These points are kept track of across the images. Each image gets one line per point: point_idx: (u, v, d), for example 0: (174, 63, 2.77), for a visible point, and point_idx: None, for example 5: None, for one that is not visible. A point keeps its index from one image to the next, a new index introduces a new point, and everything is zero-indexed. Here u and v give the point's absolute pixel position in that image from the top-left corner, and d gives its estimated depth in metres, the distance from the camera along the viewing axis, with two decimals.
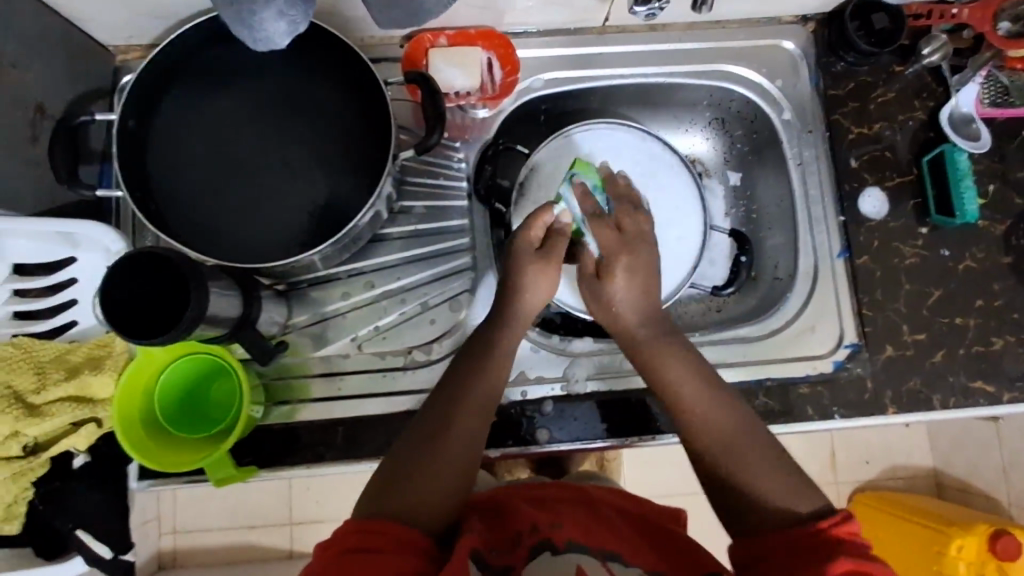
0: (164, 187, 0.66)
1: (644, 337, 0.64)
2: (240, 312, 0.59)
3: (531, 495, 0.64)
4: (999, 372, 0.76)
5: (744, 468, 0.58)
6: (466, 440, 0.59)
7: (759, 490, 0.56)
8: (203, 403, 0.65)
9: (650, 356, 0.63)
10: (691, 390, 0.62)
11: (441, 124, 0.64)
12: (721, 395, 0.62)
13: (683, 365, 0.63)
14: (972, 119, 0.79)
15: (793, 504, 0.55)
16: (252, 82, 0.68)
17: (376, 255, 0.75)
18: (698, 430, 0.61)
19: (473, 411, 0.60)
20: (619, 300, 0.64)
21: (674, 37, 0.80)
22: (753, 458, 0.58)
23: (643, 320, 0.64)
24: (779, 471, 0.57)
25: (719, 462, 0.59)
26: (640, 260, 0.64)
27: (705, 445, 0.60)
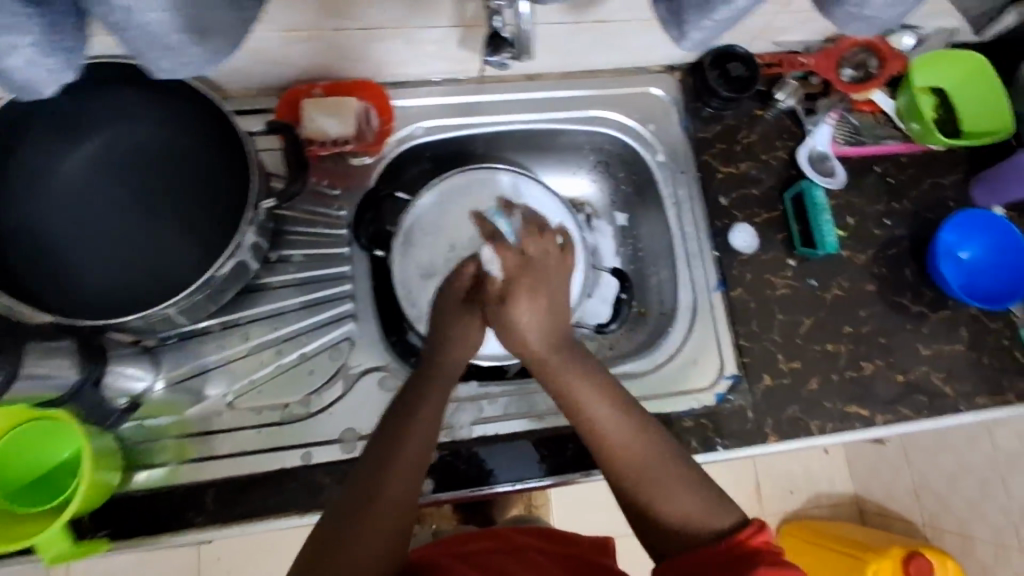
0: (15, 244, 0.64)
1: (551, 358, 0.61)
2: (76, 377, 0.56)
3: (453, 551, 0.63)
4: (872, 395, 0.79)
5: (672, 491, 0.57)
6: (407, 486, 0.56)
7: (680, 521, 0.57)
8: (49, 472, 0.60)
9: (559, 372, 0.61)
10: (610, 422, 0.59)
11: (305, 174, 0.65)
12: (636, 418, 0.60)
13: (593, 384, 0.60)
14: (827, 157, 0.85)
15: (714, 523, 0.56)
16: (116, 134, 0.67)
17: (253, 306, 0.73)
18: (615, 455, 0.59)
19: (413, 457, 0.57)
20: (525, 326, 0.61)
21: (551, 85, 0.84)
22: (675, 484, 0.58)
23: (552, 342, 0.62)
24: (701, 495, 0.57)
25: (637, 492, 0.58)
26: (541, 291, 0.62)
27: (619, 468, 0.59)
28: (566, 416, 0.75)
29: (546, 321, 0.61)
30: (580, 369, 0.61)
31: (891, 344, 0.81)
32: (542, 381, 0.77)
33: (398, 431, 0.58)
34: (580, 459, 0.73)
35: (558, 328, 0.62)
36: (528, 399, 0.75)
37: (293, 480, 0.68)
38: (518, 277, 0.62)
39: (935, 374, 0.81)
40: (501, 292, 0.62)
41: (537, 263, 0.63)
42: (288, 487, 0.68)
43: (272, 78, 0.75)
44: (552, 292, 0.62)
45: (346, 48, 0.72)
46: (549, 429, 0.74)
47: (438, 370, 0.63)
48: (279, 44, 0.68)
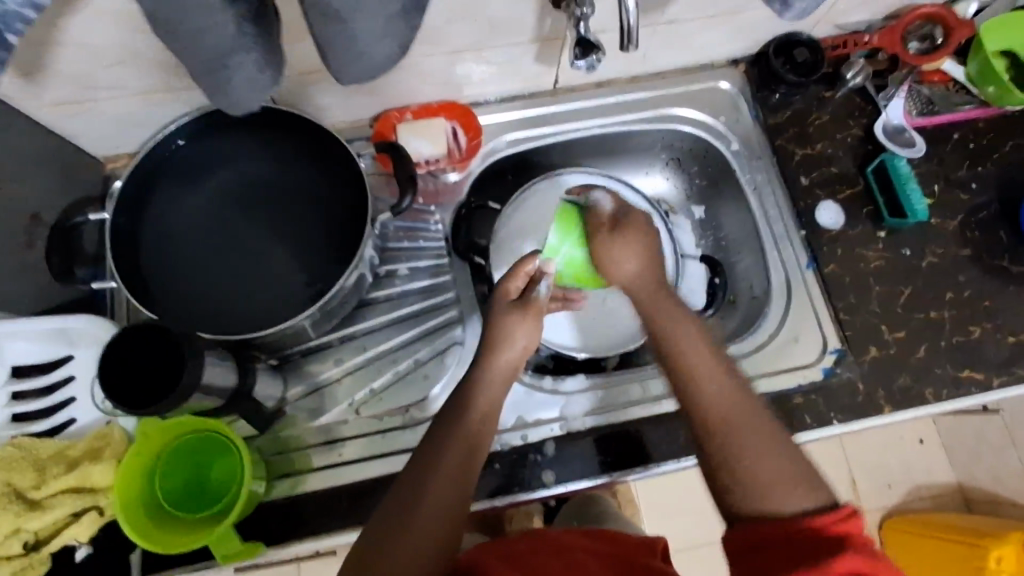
0: (157, 278, 0.70)
1: (656, 308, 0.67)
2: (235, 385, 0.61)
3: (501, 552, 0.59)
4: (983, 359, 0.78)
5: (747, 458, 0.57)
6: (459, 481, 0.58)
7: (764, 479, 0.56)
8: (203, 485, 0.65)
9: (666, 317, 0.66)
10: (711, 375, 0.61)
11: (412, 184, 0.69)
12: (736, 377, 0.62)
13: (698, 342, 0.64)
14: (904, 128, 0.86)
15: (796, 497, 0.55)
16: (237, 170, 0.74)
17: (365, 320, 0.78)
18: (706, 404, 0.60)
19: (459, 454, 0.60)
20: (626, 265, 0.70)
21: (621, 89, 0.88)
22: (764, 441, 0.58)
23: (643, 281, 0.70)
24: (788, 460, 0.57)
25: (725, 444, 0.58)
26: (640, 236, 0.71)
27: (710, 418, 0.60)
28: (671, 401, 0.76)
29: (641, 263, 0.70)
30: (683, 315, 0.66)
31: (997, 307, 0.80)
32: (646, 370, 0.79)
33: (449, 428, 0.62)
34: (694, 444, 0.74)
35: (653, 267, 0.70)
36: (629, 388, 0.77)
37: None
38: (608, 227, 0.72)
39: None
40: (601, 251, 0.71)
41: (635, 230, 0.72)
42: None
43: (366, 109, 0.81)
44: (640, 242, 0.71)
45: (434, 73, 0.77)
46: (658, 416, 0.75)
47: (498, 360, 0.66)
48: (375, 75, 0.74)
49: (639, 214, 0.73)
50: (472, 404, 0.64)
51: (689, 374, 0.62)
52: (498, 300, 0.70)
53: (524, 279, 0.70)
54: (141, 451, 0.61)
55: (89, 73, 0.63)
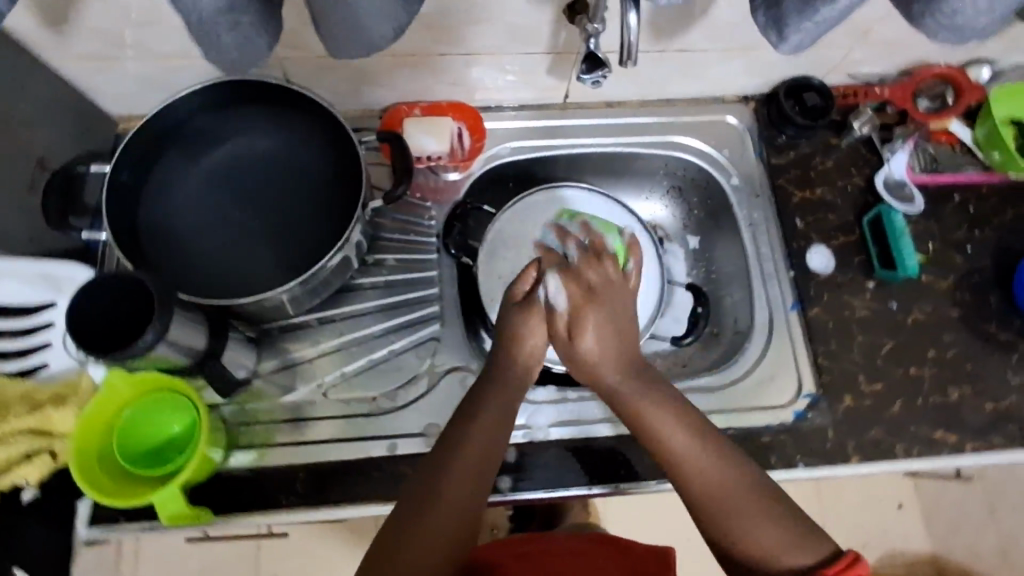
0: (147, 237, 0.71)
1: (623, 382, 0.61)
2: (204, 347, 0.62)
3: (512, 550, 0.63)
4: (959, 422, 0.77)
5: (750, 528, 0.53)
6: (466, 496, 0.54)
7: (765, 547, 0.52)
8: (163, 445, 0.65)
9: (630, 393, 0.60)
10: (688, 450, 0.57)
11: (408, 176, 0.70)
12: (707, 433, 0.58)
13: (665, 409, 0.59)
14: (905, 183, 0.86)
15: (797, 558, 0.51)
16: (240, 142, 0.75)
17: (348, 304, 0.78)
18: (694, 478, 0.56)
19: (474, 458, 0.56)
20: (591, 340, 0.61)
21: (630, 112, 0.89)
22: (751, 505, 0.54)
23: (619, 368, 0.61)
24: (781, 517, 0.53)
25: (720, 517, 0.54)
26: (608, 300, 0.63)
27: (700, 494, 0.55)
28: None
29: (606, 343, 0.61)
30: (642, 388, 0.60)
31: (978, 371, 0.79)
32: None
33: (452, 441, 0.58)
34: (657, 468, 0.74)
35: (622, 351, 0.62)
36: (599, 406, 0.77)
37: (379, 469, 0.71)
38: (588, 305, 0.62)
39: None
40: (569, 325, 0.62)
41: (605, 286, 0.64)
42: (375, 476, 0.71)
43: (377, 100, 0.83)
44: (617, 311, 0.63)
45: (446, 72, 0.78)
46: (625, 435, 0.75)
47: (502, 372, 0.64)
48: (389, 67, 0.76)
49: (608, 258, 0.66)
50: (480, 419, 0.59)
51: (669, 454, 0.57)
52: (505, 306, 0.66)
53: (527, 282, 0.66)
54: (106, 402, 0.62)
55: (112, 29, 0.65)
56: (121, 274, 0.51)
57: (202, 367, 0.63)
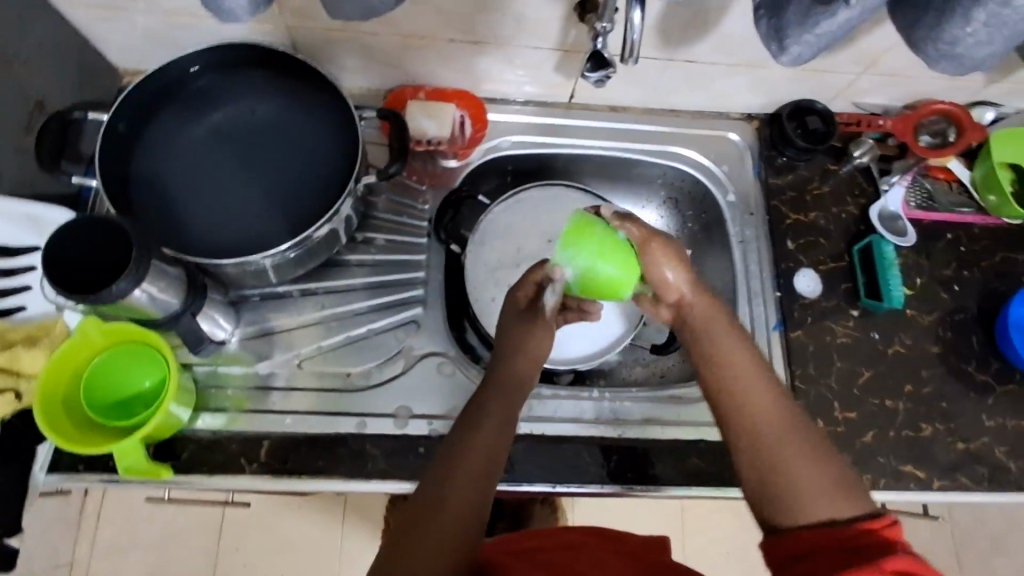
0: (137, 191, 0.71)
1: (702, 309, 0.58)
2: (181, 303, 0.61)
3: (511, 549, 0.60)
4: (929, 458, 0.77)
5: (797, 467, 0.50)
6: (469, 503, 0.52)
7: (806, 490, 0.49)
8: (131, 398, 0.65)
9: (704, 319, 0.58)
10: (745, 383, 0.54)
11: (404, 156, 0.70)
12: (773, 380, 0.55)
13: (727, 338, 0.56)
14: (898, 216, 0.86)
15: (842, 508, 0.49)
16: (240, 106, 0.75)
17: (332, 278, 0.78)
18: (756, 413, 0.53)
19: (481, 456, 0.55)
20: (672, 275, 0.58)
21: (633, 118, 0.89)
22: (807, 450, 0.51)
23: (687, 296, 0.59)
24: (835, 468, 0.51)
25: (770, 452, 0.52)
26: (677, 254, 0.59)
27: (755, 431, 0.53)
28: (610, 426, 0.76)
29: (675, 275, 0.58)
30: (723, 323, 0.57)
31: (952, 409, 0.79)
32: (594, 390, 0.79)
33: (455, 451, 0.56)
34: (624, 473, 0.73)
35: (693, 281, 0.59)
36: (572, 405, 0.77)
37: (344, 446, 0.71)
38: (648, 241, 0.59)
39: (998, 448, 0.78)
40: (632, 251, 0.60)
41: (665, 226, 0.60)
42: (340, 452, 0.70)
43: (383, 80, 0.83)
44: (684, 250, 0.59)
45: (453, 58, 0.79)
46: (596, 437, 0.75)
47: (506, 370, 0.63)
48: (396, 47, 0.76)
49: None
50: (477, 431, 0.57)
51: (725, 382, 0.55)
52: (508, 311, 0.67)
53: (532, 287, 0.66)
54: (77, 348, 0.62)
55: None
56: (94, 220, 0.51)
57: (175, 326, 0.62)
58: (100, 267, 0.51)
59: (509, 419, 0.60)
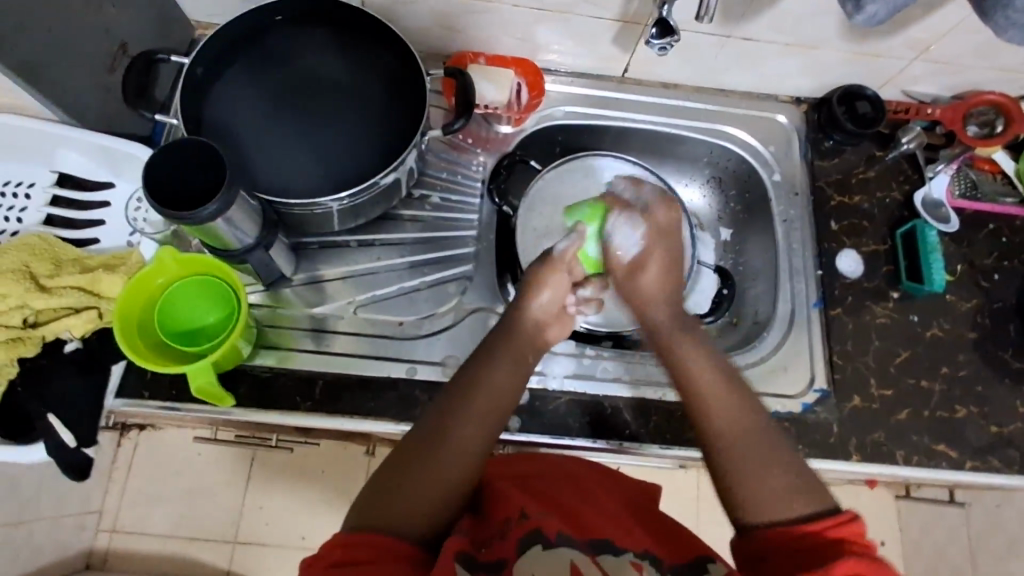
0: (213, 134, 0.75)
1: (669, 327, 0.67)
2: (256, 237, 0.64)
3: (509, 474, 0.68)
4: (962, 439, 0.78)
5: (760, 467, 0.56)
6: (475, 437, 0.59)
7: (766, 489, 0.55)
8: (196, 329, 0.68)
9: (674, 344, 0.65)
10: (716, 391, 0.60)
11: (467, 111, 0.72)
12: (740, 389, 0.61)
13: (698, 355, 0.63)
14: (942, 204, 0.88)
15: (799, 508, 0.54)
16: (310, 61, 0.78)
17: (387, 231, 0.81)
18: (716, 419, 0.59)
19: (476, 411, 0.60)
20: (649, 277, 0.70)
21: (684, 95, 0.91)
22: (766, 455, 0.57)
23: (672, 313, 0.68)
24: (790, 472, 0.56)
25: (731, 457, 0.57)
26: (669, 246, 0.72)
27: (722, 433, 0.58)
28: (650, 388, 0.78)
29: (663, 277, 0.70)
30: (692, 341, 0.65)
31: (988, 394, 0.81)
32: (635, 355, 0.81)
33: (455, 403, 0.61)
34: (662, 433, 0.75)
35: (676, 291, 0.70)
36: (613, 365, 0.79)
37: (395, 389, 0.73)
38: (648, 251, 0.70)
39: None
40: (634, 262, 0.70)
41: (665, 229, 0.72)
42: (391, 396, 0.73)
43: (444, 44, 0.86)
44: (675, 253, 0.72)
45: (515, 24, 0.81)
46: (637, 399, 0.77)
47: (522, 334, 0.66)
48: (463, 10, 0.79)
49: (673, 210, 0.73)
50: (492, 373, 0.63)
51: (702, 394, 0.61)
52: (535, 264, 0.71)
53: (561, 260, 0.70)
54: (154, 275, 0.65)
55: None
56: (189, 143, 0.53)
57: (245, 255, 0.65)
58: (194, 189, 0.54)
59: (522, 361, 0.65)
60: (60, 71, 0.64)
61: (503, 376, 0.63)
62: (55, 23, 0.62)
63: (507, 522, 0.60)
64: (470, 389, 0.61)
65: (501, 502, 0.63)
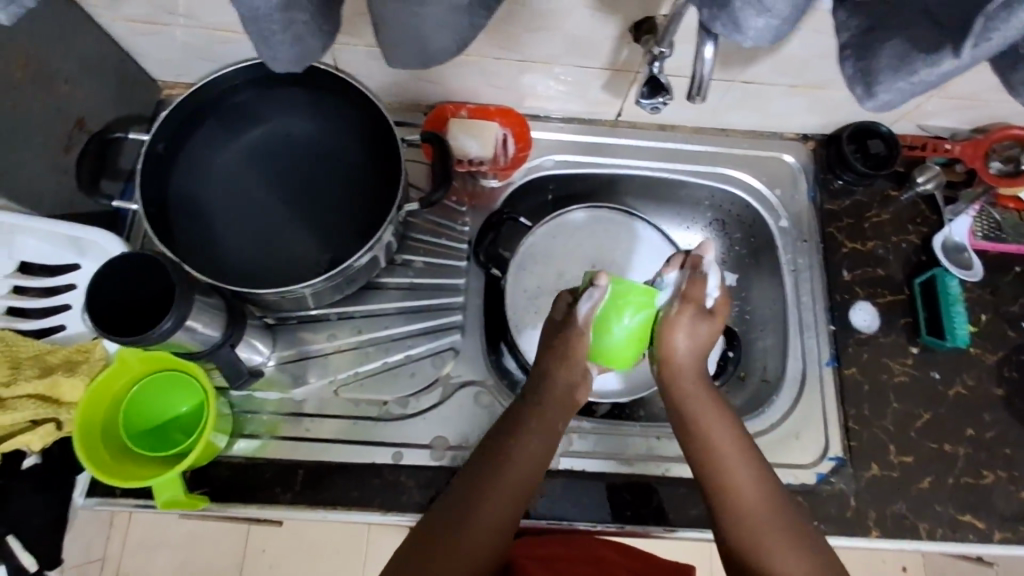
0: (178, 210, 0.70)
1: (698, 389, 0.61)
2: (220, 335, 0.60)
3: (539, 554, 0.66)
4: (989, 507, 0.73)
5: (778, 545, 0.54)
6: (506, 510, 0.56)
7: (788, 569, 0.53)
8: (167, 423, 0.65)
9: (690, 396, 0.61)
10: (734, 460, 0.58)
11: (447, 183, 0.67)
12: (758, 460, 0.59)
13: (719, 412, 0.60)
14: (963, 248, 0.81)
15: None
16: (281, 124, 0.74)
17: (367, 301, 0.77)
18: (736, 490, 0.57)
19: (505, 488, 0.56)
20: (680, 343, 0.60)
21: (682, 137, 0.85)
22: (788, 531, 0.55)
23: (697, 360, 0.61)
24: (809, 552, 0.54)
25: (750, 534, 0.55)
26: (715, 328, 0.61)
27: (739, 508, 0.56)
28: (657, 464, 0.73)
29: (694, 343, 0.60)
30: (714, 405, 0.60)
31: (1017, 456, 0.75)
32: (634, 425, 0.76)
33: (483, 476, 0.57)
34: (666, 512, 0.71)
35: (704, 354, 0.62)
36: (613, 440, 0.74)
37: (381, 476, 0.69)
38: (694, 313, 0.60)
39: None
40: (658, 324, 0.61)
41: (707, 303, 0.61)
42: (377, 483, 0.69)
43: (423, 95, 0.80)
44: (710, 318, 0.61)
45: (499, 75, 0.76)
46: (637, 475, 0.72)
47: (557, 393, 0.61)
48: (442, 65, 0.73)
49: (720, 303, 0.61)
50: (519, 446, 0.58)
51: (718, 458, 0.58)
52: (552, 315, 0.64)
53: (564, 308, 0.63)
54: (118, 373, 0.62)
55: None
56: (122, 255, 0.52)
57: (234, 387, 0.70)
58: (148, 303, 0.53)
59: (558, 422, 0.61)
60: (13, 162, 0.60)
61: (533, 443, 0.59)
62: (2, 113, 0.58)
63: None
64: (496, 460, 0.58)
65: None
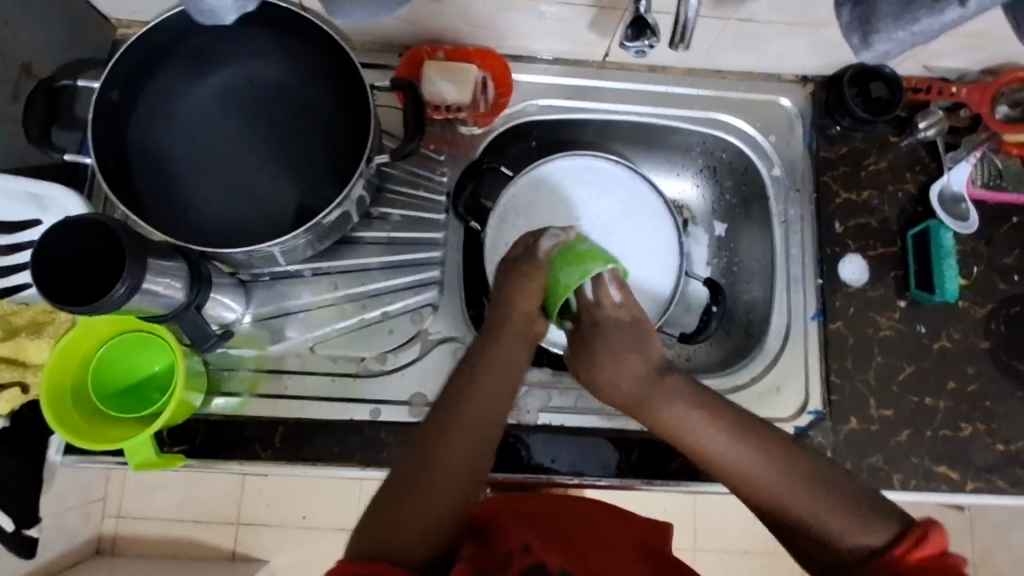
0: (137, 162, 0.67)
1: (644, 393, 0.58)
2: (184, 297, 0.58)
3: (514, 510, 0.64)
4: (965, 460, 0.73)
5: (809, 495, 0.51)
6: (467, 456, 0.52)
7: (825, 517, 0.50)
8: (140, 383, 0.64)
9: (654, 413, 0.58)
10: (714, 432, 0.55)
11: (420, 134, 0.64)
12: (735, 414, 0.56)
13: (683, 403, 0.57)
14: (961, 198, 0.78)
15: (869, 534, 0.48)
16: (243, 69, 0.70)
17: (344, 256, 0.74)
18: (737, 475, 0.54)
19: (471, 423, 0.53)
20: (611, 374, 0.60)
21: (673, 79, 0.80)
22: (809, 478, 0.52)
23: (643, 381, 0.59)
24: (836, 496, 0.50)
25: (775, 510, 0.52)
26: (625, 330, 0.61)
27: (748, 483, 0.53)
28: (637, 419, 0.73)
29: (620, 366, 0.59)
30: (677, 406, 0.57)
31: (997, 410, 0.75)
32: None
33: (444, 415, 0.54)
34: (646, 466, 0.71)
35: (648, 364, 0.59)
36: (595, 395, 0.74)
37: (360, 433, 0.69)
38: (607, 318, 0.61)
39: None
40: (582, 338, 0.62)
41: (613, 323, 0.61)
42: (356, 440, 0.69)
43: (397, 35, 0.75)
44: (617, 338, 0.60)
45: (476, 13, 0.70)
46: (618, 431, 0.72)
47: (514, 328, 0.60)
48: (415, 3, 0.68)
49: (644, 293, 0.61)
50: (479, 379, 0.56)
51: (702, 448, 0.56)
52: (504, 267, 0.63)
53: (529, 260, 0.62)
54: (84, 336, 0.61)
55: None
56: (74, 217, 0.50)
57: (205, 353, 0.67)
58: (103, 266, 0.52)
59: (509, 379, 0.58)
60: None
61: (489, 391, 0.56)
62: None
63: (509, 552, 0.56)
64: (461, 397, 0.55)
65: (505, 533, 0.58)
